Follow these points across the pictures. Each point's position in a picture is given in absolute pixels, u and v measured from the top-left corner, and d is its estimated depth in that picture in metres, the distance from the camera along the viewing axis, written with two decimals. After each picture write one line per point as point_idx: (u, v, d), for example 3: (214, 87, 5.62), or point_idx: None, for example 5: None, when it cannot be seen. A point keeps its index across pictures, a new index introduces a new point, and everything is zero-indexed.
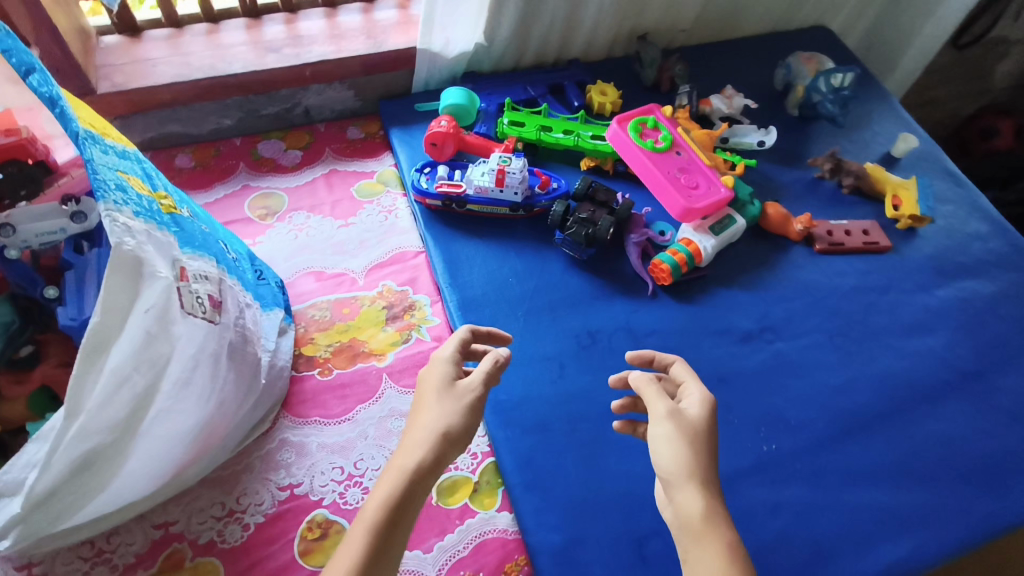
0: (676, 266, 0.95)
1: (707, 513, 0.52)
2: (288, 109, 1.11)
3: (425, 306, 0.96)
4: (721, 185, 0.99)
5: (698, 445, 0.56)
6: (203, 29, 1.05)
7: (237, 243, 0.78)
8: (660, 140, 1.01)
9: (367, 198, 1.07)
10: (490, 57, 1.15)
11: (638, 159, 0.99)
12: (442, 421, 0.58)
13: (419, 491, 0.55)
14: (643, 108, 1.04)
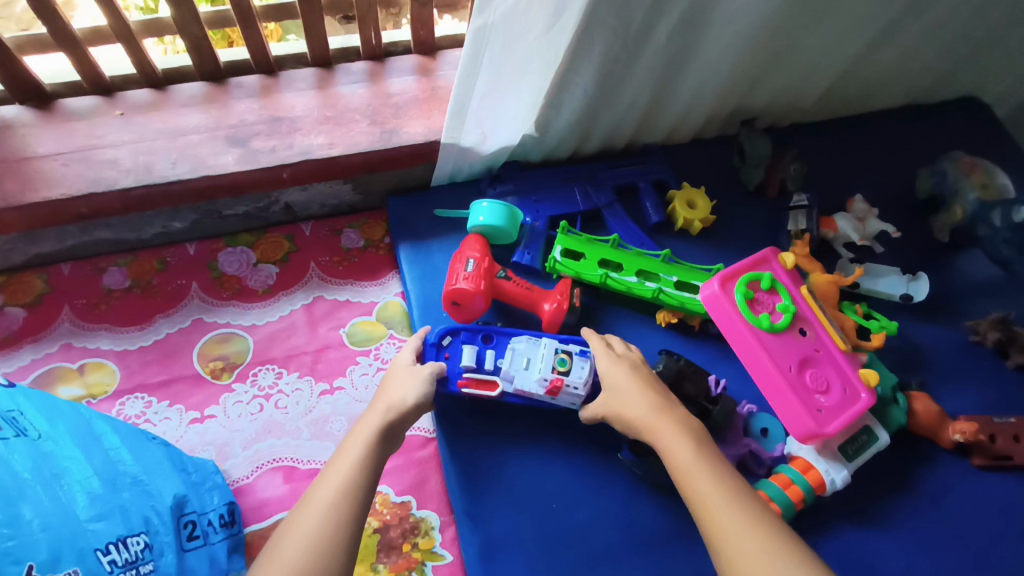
0: (788, 507, 0.67)
1: (657, 407, 0.61)
2: (261, 207, 0.81)
3: (433, 530, 0.69)
4: (863, 387, 0.69)
5: (663, 399, 0.62)
6: (143, 99, 0.76)
7: (143, 507, 0.51)
8: (778, 310, 0.71)
9: (362, 346, 0.78)
10: (541, 148, 0.83)
11: (744, 339, 0.70)
12: (402, 397, 0.62)
13: (384, 449, 0.59)
14: (756, 257, 0.74)
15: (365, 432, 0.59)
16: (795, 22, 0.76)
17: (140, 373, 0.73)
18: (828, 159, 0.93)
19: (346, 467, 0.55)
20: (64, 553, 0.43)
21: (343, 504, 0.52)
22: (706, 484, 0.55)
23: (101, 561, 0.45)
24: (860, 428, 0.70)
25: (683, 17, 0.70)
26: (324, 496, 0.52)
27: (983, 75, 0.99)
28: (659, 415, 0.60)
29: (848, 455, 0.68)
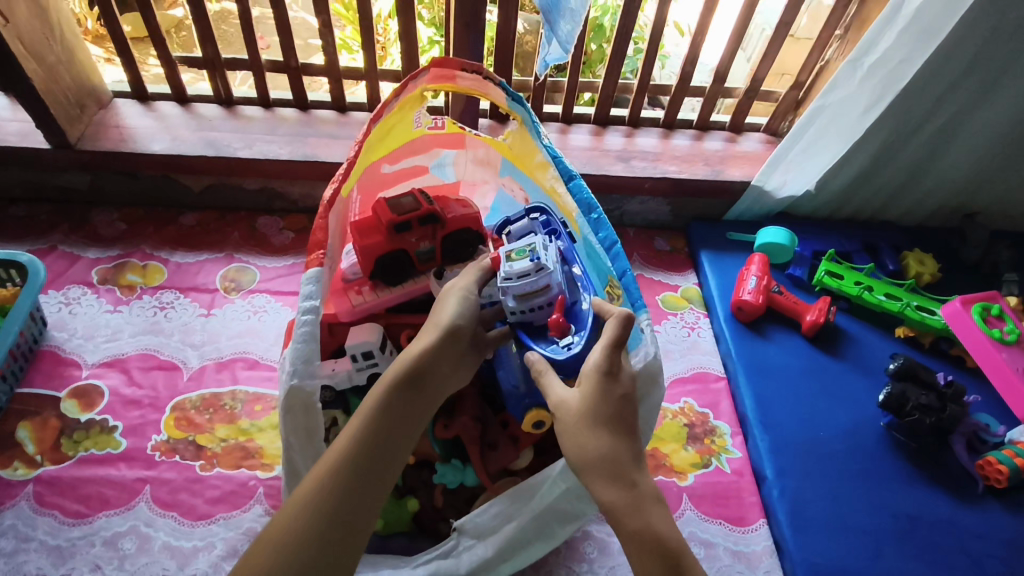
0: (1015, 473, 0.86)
1: (619, 506, 0.51)
2: (608, 210, 1.20)
3: (726, 435, 0.95)
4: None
5: (631, 498, 0.51)
6: (558, 128, 1.20)
7: None
8: (1006, 331, 0.95)
9: (672, 310, 1.09)
10: (812, 204, 1.17)
11: (981, 347, 0.94)
12: (441, 316, 0.60)
13: (413, 389, 0.55)
14: (986, 293, 0.99)
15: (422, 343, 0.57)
16: None
17: None
18: None
19: (363, 410, 0.53)
20: None
21: (390, 420, 0.53)
22: None
23: None
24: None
25: (945, 125, 1.02)
26: (366, 411, 0.53)
27: None
28: (625, 521, 0.51)
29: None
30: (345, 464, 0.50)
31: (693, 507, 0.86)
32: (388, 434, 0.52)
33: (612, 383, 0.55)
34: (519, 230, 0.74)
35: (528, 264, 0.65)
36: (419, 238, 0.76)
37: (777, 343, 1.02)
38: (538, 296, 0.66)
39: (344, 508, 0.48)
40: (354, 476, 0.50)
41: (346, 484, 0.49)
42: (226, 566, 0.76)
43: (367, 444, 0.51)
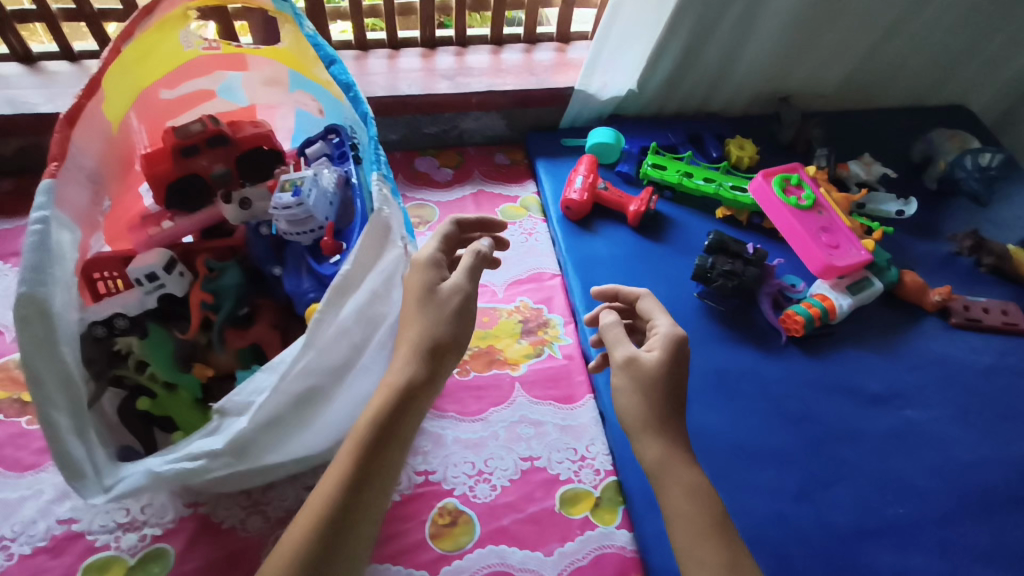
0: (808, 322, 0.96)
1: (665, 457, 0.62)
2: (446, 130, 1.21)
3: (558, 325, 1.01)
4: (862, 247, 1.00)
5: (672, 455, 0.62)
6: (385, 54, 1.19)
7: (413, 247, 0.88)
8: (803, 198, 1.03)
9: (511, 220, 1.13)
10: (637, 103, 1.21)
11: (781, 214, 1.02)
12: (422, 336, 0.59)
13: (392, 424, 0.56)
14: (788, 166, 1.07)
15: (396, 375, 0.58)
16: (819, 22, 1.13)
17: None
18: (849, 130, 1.27)
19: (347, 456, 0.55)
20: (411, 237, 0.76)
21: (371, 461, 0.55)
22: (676, 503, 0.60)
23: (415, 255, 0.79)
24: (860, 277, 1.00)
25: (744, 12, 1.08)
26: (354, 450, 0.55)
27: (967, 84, 1.35)
28: (671, 473, 0.61)
29: (853, 292, 0.98)
30: (336, 507, 0.53)
31: (524, 393, 0.93)
32: (374, 471, 0.55)
33: (682, 350, 0.66)
34: (313, 152, 0.76)
35: (290, 195, 0.66)
36: (211, 161, 0.76)
37: (605, 236, 1.07)
38: (309, 226, 0.68)
39: (338, 548, 0.52)
40: (346, 517, 0.53)
41: (336, 524, 0.53)
42: (56, 508, 0.78)
43: (353, 484, 0.54)
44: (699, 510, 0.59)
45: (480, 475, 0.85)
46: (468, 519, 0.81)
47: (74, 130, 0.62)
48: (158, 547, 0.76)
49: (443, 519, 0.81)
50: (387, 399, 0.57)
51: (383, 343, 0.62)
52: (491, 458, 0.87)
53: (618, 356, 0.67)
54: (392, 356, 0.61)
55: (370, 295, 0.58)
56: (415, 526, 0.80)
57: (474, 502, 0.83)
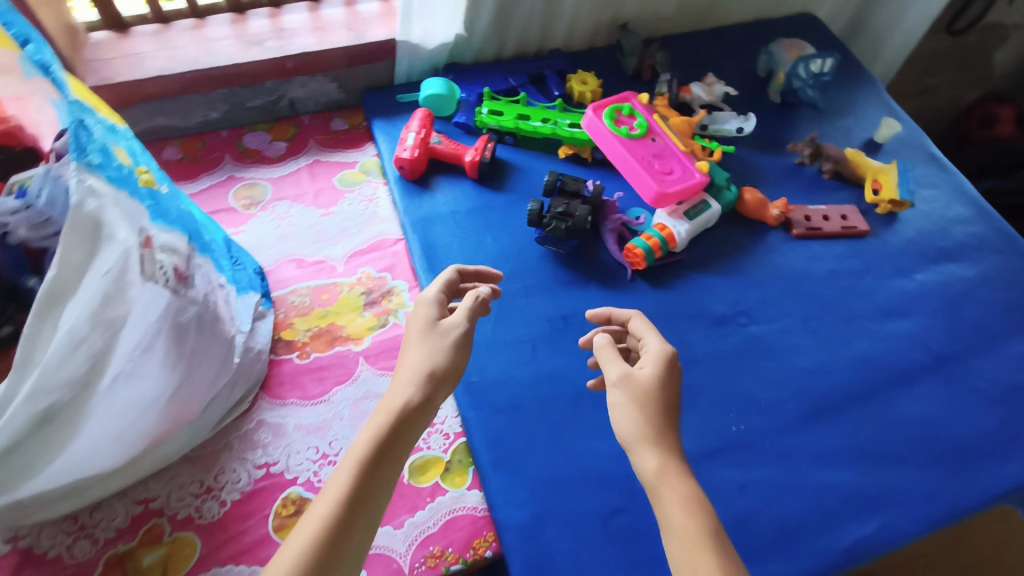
0: (648, 254, 0.96)
1: (663, 468, 0.56)
2: (273, 101, 1.12)
3: (403, 292, 0.97)
4: (696, 170, 1.00)
5: (667, 467, 0.56)
6: (190, 24, 1.07)
7: (213, 228, 0.82)
8: (635, 127, 1.02)
9: (349, 187, 1.08)
10: (471, 48, 1.16)
11: (613, 147, 1.00)
12: (423, 362, 0.65)
13: (394, 445, 0.59)
14: (620, 96, 1.04)
15: (398, 399, 0.62)
16: None
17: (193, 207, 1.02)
18: (694, 52, 1.24)
19: (344, 474, 0.56)
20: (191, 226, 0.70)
21: (371, 479, 0.56)
22: (669, 512, 0.54)
23: (204, 240, 0.74)
24: (698, 201, 0.99)
25: None
26: (361, 460, 0.57)
27: None
28: (666, 487, 0.55)
29: (691, 218, 0.98)
30: (340, 511, 0.53)
31: (368, 366, 0.90)
32: (376, 484, 0.56)
33: (673, 365, 0.64)
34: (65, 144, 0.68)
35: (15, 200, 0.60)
36: None
37: (445, 193, 1.04)
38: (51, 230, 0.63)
39: (335, 559, 0.51)
40: (350, 525, 0.53)
41: (335, 535, 0.52)
42: None
43: (354, 494, 0.55)
44: (692, 519, 0.53)
45: (325, 458, 0.83)
46: None
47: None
48: None
49: (287, 509, 0.79)
50: (389, 418, 0.60)
51: (138, 346, 0.57)
52: (337, 438, 0.84)
53: (615, 371, 0.63)
54: (392, 382, 0.64)
55: (99, 299, 0.53)
56: (257, 522, 0.78)
57: (319, 488, 0.81)
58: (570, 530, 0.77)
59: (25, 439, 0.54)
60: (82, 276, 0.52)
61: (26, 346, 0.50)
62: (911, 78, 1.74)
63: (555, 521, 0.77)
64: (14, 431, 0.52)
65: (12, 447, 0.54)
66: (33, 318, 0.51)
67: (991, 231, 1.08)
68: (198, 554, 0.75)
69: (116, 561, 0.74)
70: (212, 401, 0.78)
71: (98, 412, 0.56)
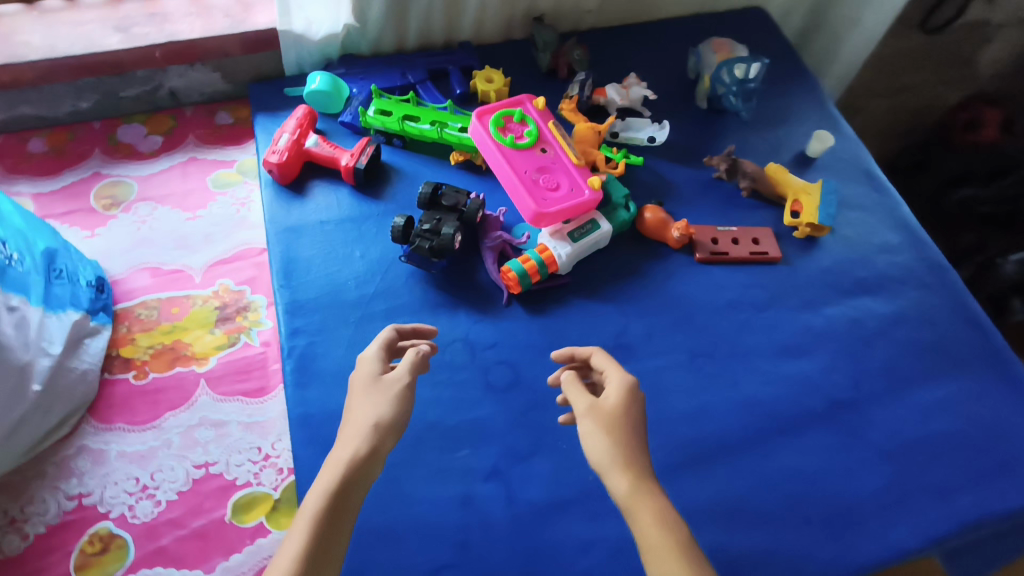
0: (523, 277, 0.87)
1: (635, 490, 0.54)
2: (150, 91, 1.05)
3: (260, 307, 0.91)
4: (586, 188, 0.90)
5: (641, 486, 0.54)
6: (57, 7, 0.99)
7: (41, 244, 0.79)
8: (524, 135, 0.92)
9: (221, 189, 1.01)
10: (366, 38, 1.06)
11: (493, 156, 0.90)
12: (369, 413, 0.60)
13: (345, 506, 0.55)
14: (513, 100, 0.95)
15: (345, 456, 0.57)
16: None
17: (50, 206, 0.97)
18: (618, 49, 1.14)
19: (296, 542, 0.51)
20: None
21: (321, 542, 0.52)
22: (647, 533, 0.52)
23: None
24: (586, 219, 0.91)
25: None
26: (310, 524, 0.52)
27: None
28: (638, 504, 0.53)
29: (576, 239, 0.89)
30: None
31: (208, 390, 0.84)
32: (334, 539, 0.53)
33: (639, 394, 0.62)
34: None
35: None
36: None
37: (319, 201, 0.96)
38: None
39: None
40: None
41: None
42: None
43: (313, 553, 0.51)
44: (667, 539, 0.51)
45: (144, 491, 0.78)
46: (122, 543, 0.75)
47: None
48: None
49: (92, 547, 0.74)
50: (337, 473, 0.56)
51: None
52: (160, 470, 0.79)
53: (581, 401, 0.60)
54: (344, 428, 0.60)
55: None
56: (58, 559, 0.73)
57: (131, 524, 0.76)
58: None
59: None
60: None
61: None
62: (895, 80, 1.53)
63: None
64: None
65: None
66: None
67: (918, 260, 0.98)
68: None
69: None
70: (19, 432, 0.73)
71: None
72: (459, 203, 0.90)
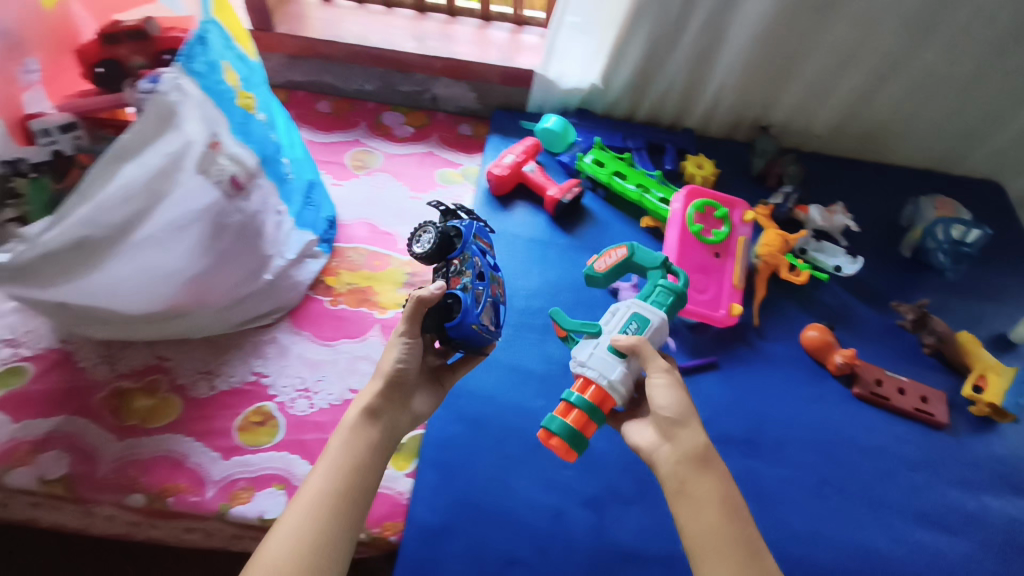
0: (572, 435, 0.69)
1: (707, 453, 0.62)
2: (419, 91, 1.26)
3: None
4: (723, 308, 0.96)
5: (706, 460, 0.61)
6: (378, 10, 1.27)
7: (305, 167, 0.96)
8: (710, 232, 0.99)
9: (445, 183, 1.17)
10: (604, 101, 1.20)
11: (672, 233, 0.98)
12: (390, 361, 0.69)
13: (368, 450, 0.63)
14: (727, 199, 1.03)
15: (370, 393, 0.67)
16: (799, 43, 1.06)
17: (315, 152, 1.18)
18: (834, 176, 1.18)
19: (322, 481, 0.60)
20: (267, 150, 0.82)
21: (343, 479, 0.61)
22: (703, 498, 0.59)
23: (282, 167, 0.87)
24: (627, 318, 0.78)
25: (708, 21, 1.05)
26: (331, 469, 0.61)
27: (995, 156, 1.20)
28: (698, 471, 0.60)
29: (615, 348, 0.72)
30: (322, 505, 0.58)
31: (379, 334, 0.97)
32: (358, 472, 0.62)
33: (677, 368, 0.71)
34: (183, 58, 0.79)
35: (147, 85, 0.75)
36: (132, 52, 0.87)
37: (518, 215, 1.09)
38: None
39: (316, 550, 0.56)
40: (330, 513, 0.58)
41: (325, 513, 0.58)
42: None
43: (332, 488, 0.60)
44: (722, 504, 0.59)
45: (305, 391, 0.91)
46: (276, 423, 0.88)
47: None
48: (19, 366, 0.89)
49: (255, 416, 0.88)
50: (360, 413, 0.66)
51: (171, 223, 0.70)
52: (322, 380, 0.92)
53: (655, 360, 0.68)
54: (370, 390, 0.68)
55: (155, 170, 0.65)
56: (227, 415, 0.88)
57: (288, 412, 0.89)
58: (468, 556, 0.75)
59: (62, 256, 0.67)
60: (149, 145, 0.64)
61: (89, 179, 0.63)
62: None
63: (458, 542, 0.76)
64: (61, 242, 0.66)
65: (52, 259, 0.67)
66: (104, 162, 0.63)
67: None
68: (174, 416, 0.87)
69: (118, 393, 0.88)
70: (223, 305, 0.89)
71: (126, 259, 0.70)
72: (418, 255, 0.74)
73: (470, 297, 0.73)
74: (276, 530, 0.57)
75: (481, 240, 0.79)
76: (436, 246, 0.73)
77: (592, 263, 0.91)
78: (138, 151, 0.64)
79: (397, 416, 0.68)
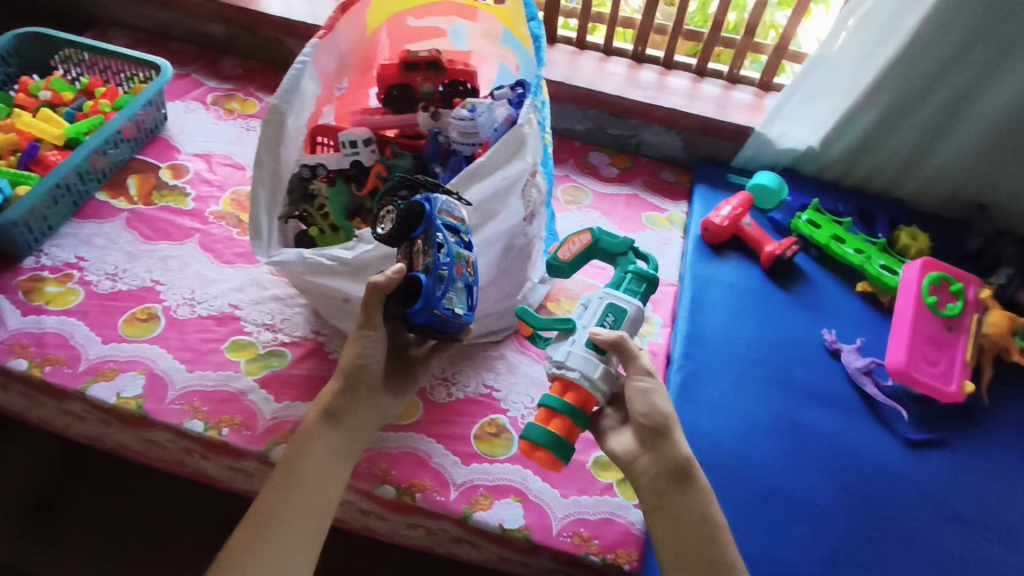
0: (556, 443, 0.71)
1: (644, 436, 0.69)
2: (627, 136, 1.31)
3: (655, 325, 1.05)
4: (955, 383, 0.95)
5: (685, 474, 0.67)
6: (598, 56, 1.34)
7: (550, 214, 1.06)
8: (945, 305, 0.99)
9: (653, 227, 1.20)
10: (815, 163, 1.21)
11: (907, 300, 0.99)
12: (350, 355, 0.72)
13: (312, 442, 0.68)
14: (963, 275, 1.03)
15: (330, 392, 0.71)
16: None
17: None
18: None
19: (277, 485, 0.66)
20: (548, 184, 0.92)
21: (296, 471, 0.66)
22: (684, 508, 0.66)
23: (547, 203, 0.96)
24: (604, 309, 0.77)
25: (952, 96, 1.07)
26: (281, 473, 0.67)
27: None
28: (671, 482, 0.66)
29: (592, 343, 0.74)
30: (265, 505, 0.64)
31: None
32: (299, 473, 0.66)
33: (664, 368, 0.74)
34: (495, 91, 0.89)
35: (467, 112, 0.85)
36: (424, 79, 0.95)
37: (732, 265, 1.10)
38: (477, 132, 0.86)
39: (258, 545, 0.62)
40: (273, 514, 0.64)
41: (274, 510, 0.64)
42: (232, 295, 1.03)
43: (275, 491, 0.65)
44: (697, 516, 0.66)
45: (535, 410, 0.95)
46: (510, 437, 0.91)
47: (343, 18, 0.83)
48: (280, 348, 0.97)
49: (491, 427, 0.92)
50: (319, 411, 0.70)
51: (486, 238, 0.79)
52: None
53: (643, 368, 0.71)
54: (333, 385, 0.71)
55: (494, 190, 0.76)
56: (464, 422, 0.92)
57: (520, 427, 0.93)
58: None
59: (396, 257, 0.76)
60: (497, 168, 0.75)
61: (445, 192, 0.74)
62: None
63: None
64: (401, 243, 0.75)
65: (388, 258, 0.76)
66: (459, 179, 0.74)
67: None
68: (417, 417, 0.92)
69: None
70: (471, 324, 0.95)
71: None
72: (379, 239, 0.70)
73: (432, 277, 0.70)
74: (231, 540, 0.63)
75: (448, 215, 0.71)
76: (399, 224, 0.69)
77: (557, 252, 0.88)
78: (485, 174, 0.75)
79: (364, 414, 0.72)
